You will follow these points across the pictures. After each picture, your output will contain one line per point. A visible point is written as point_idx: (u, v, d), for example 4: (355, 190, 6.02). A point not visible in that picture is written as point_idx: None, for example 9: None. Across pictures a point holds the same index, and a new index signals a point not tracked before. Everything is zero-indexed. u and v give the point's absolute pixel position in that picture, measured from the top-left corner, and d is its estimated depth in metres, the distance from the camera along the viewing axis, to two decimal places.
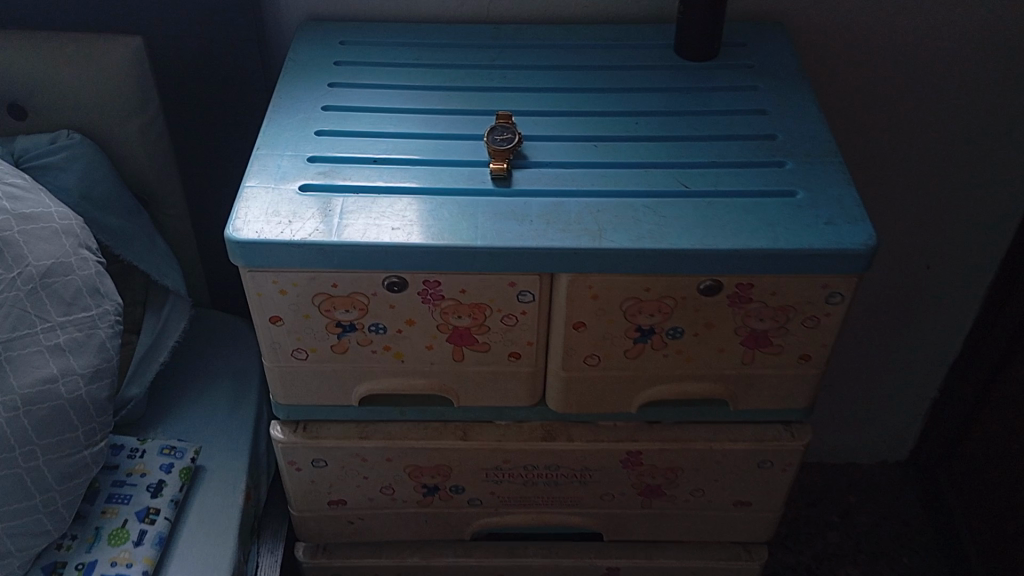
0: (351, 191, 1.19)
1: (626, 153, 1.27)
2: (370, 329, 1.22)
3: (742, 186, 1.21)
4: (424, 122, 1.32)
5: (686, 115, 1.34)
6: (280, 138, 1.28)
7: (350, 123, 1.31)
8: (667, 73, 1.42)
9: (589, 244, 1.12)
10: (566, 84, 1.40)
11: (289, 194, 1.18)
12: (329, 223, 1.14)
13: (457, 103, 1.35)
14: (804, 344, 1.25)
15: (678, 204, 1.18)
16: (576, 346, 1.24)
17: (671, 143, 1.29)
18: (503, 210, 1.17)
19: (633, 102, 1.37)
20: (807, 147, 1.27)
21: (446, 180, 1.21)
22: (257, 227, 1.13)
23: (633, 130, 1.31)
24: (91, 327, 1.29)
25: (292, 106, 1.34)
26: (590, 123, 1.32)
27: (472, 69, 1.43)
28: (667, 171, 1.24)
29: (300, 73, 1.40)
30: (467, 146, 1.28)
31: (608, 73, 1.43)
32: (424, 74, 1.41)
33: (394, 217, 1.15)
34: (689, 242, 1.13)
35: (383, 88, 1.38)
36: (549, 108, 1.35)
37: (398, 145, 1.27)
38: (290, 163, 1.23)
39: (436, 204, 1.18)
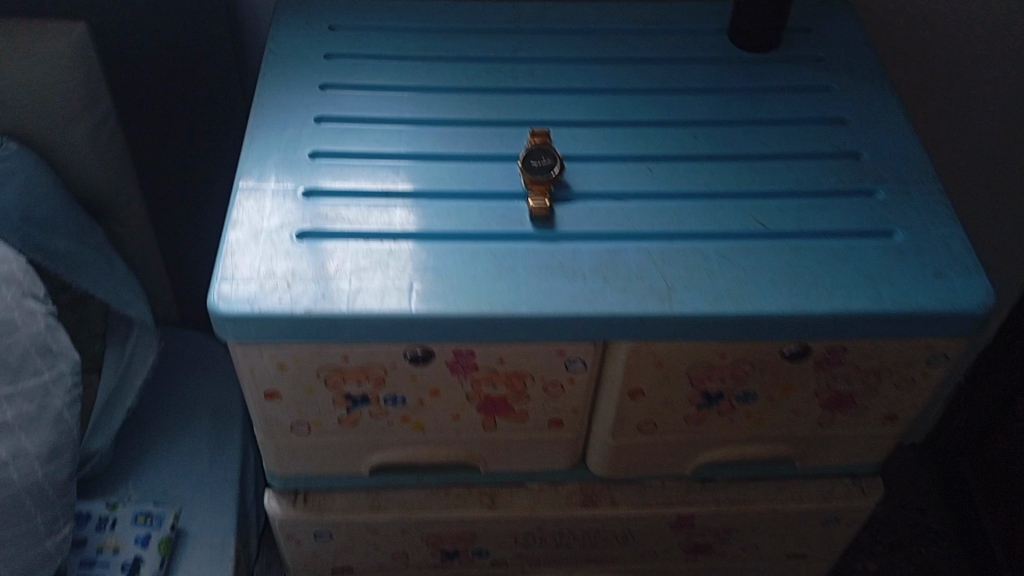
0: (360, 238, 0.97)
1: (689, 179, 1.05)
2: (386, 401, 1.02)
3: (831, 224, 1.01)
4: (442, 139, 1.08)
5: (753, 127, 1.11)
6: (265, 163, 1.04)
7: (350, 141, 1.07)
8: (724, 67, 1.19)
9: (658, 310, 0.92)
10: (605, 83, 1.16)
11: (284, 245, 0.95)
12: (337, 287, 0.92)
13: (478, 112, 1.12)
14: (892, 404, 1.08)
15: (757, 251, 0.98)
16: (630, 414, 1.05)
17: (739, 164, 1.07)
18: (549, 262, 0.96)
19: (688, 108, 1.14)
20: (900, 169, 1.07)
21: (475, 221, 1.00)
22: (249, 295, 0.90)
23: (693, 147, 1.09)
24: (44, 395, 1.08)
25: (279, 118, 1.09)
26: (640, 136, 1.10)
27: (491, 62, 1.18)
28: (739, 204, 1.03)
29: (284, 73, 1.15)
30: (496, 171, 1.05)
31: (655, 68, 1.19)
32: (434, 71, 1.16)
33: (417, 276, 0.94)
34: (778, 305, 0.93)
35: (387, 91, 1.14)
36: (589, 118, 1.12)
37: (412, 170, 1.05)
38: (280, 198, 1.00)
39: (467, 255, 0.96)
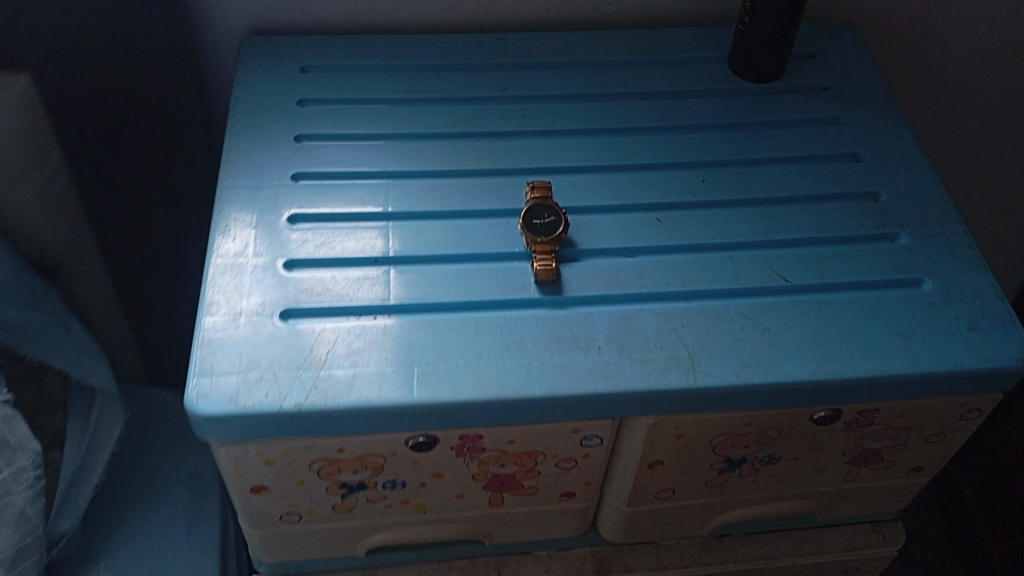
0: (351, 315, 0.88)
1: (700, 230, 0.98)
2: (384, 486, 0.94)
3: (855, 275, 0.95)
4: (432, 193, 1.00)
5: (763, 165, 1.05)
6: (240, 230, 0.94)
7: (331, 201, 0.98)
8: (726, 102, 1.12)
9: (682, 383, 0.85)
10: (602, 124, 1.09)
11: (268, 328, 0.86)
12: (329, 375, 0.83)
13: (469, 161, 1.03)
14: (920, 458, 1.02)
15: (781, 309, 0.91)
16: (648, 484, 0.98)
17: (753, 210, 1.01)
18: (559, 333, 0.88)
19: (692, 148, 1.06)
20: (920, 210, 1.01)
21: (475, 289, 0.91)
22: (232, 389, 0.81)
23: (702, 193, 1.02)
24: (5, 495, 0.99)
25: (251, 176, 0.99)
26: (645, 183, 1.02)
27: (478, 104, 1.10)
28: (756, 255, 0.96)
29: (253, 122, 1.05)
30: (492, 231, 0.97)
31: (653, 105, 1.11)
32: (417, 116, 1.08)
33: (416, 356, 0.85)
34: (809, 371, 0.86)
35: (367, 140, 1.05)
36: (589, 163, 1.04)
37: (403, 232, 0.96)
38: (260, 272, 0.91)
39: (469, 329, 0.88)
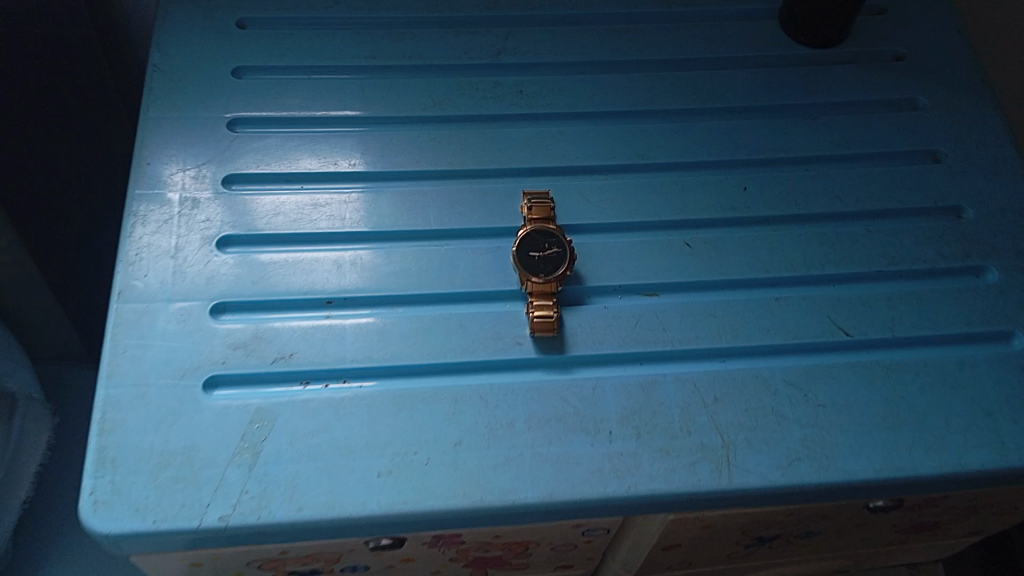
0: (296, 383, 0.70)
1: (739, 259, 0.78)
2: (343, 570, 0.77)
3: (932, 327, 0.76)
4: (406, 201, 0.79)
5: (819, 166, 0.84)
6: (155, 260, 0.74)
7: (272, 216, 0.77)
8: (776, 74, 0.89)
9: (713, 485, 0.67)
10: (620, 104, 0.86)
11: (189, 406, 0.68)
12: (264, 476, 0.65)
13: (450, 157, 0.82)
14: (984, 524, 0.85)
15: (839, 375, 0.73)
16: (661, 560, 0.81)
17: (805, 230, 0.80)
18: (560, 411, 0.70)
19: (733, 140, 0.85)
20: (1015, 233, 0.80)
21: (454, 345, 0.72)
22: (140, 497, 0.64)
23: (743, 207, 0.81)
24: None
25: (167, 180, 0.78)
26: (672, 191, 0.81)
27: (461, 75, 0.87)
28: (809, 297, 0.77)
29: (174, 101, 0.83)
30: (478, 259, 0.76)
31: (684, 77, 0.89)
32: (384, 93, 0.85)
33: (377, 446, 0.67)
34: (871, 466, 0.69)
35: (318, 128, 0.83)
36: (602, 162, 0.82)
37: (364, 261, 0.76)
38: (179, 324, 0.71)
39: (445, 406, 0.69)
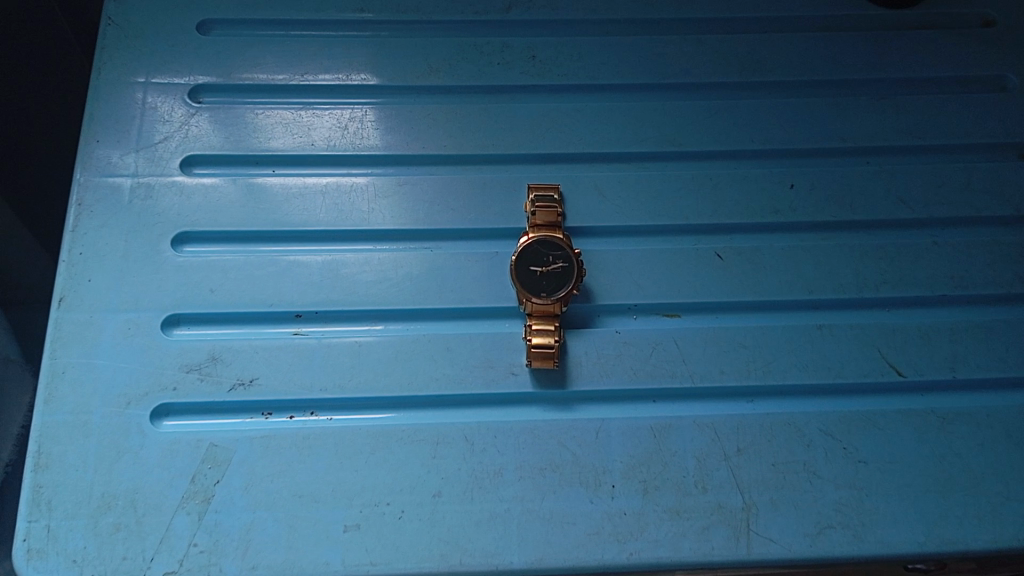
0: (257, 414, 0.61)
1: (778, 276, 0.67)
2: None
3: (1000, 367, 0.65)
4: (394, 193, 0.68)
5: (881, 160, 0.71)
6: (101, 261, 0.64)
7: (234, 208, 0.67)
8: (839, 40, 0.75)
9: (728, 556, 0.58)
10: (649, 76, 0.73)
11: (135, 440, 0.60)
12: (215, 527, 0.58)
13: (446, 138, 0.70)
14: None
15: (885, 425, 0.63)
16: None
17: (859, 242, 0.68)
18: (556, 459, 0.60)
19: (781, 125, 0.72)
20: None
21: (439, 374, 0.63)
22: (77, 546, 0.57)
23: (788, 209, 0.69)
24: None
25: (118, 162, 0.68)
26: (705, 188, 0.69)
27: (464, 34, 0.74)
28: (857, 326, 0.66)
29: (131, 63, 0.71)
30: (471, 267, 0.66)
31: (728, 41, 0.75)
32: (372, 57, 0.73)
33: (344, 495, 0.59)
34: (915, 538, 0.59)
35: (295, 100, 0.72)
36: (623, 149, 0.71)
37: (341, 266, 0.66)
38: (126, 339, 0.62)
39: (424, 448, 0.60)
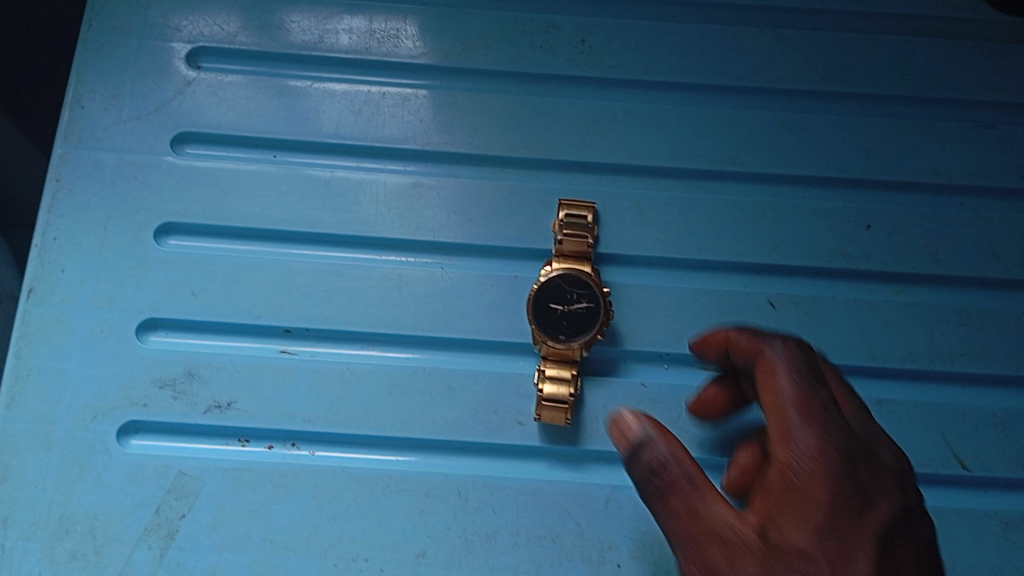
0: (233, 440, 0.56)
1: (837, 335, 0.58)
2: None
3: None
4: (407, 195, 0.60)
5: (978, 203, 0.61)
6: (76, 250, 0.58)
7: (226, 199, 0.59)
8: (948, 49, 0.63)
9: None
10: (717, 75, 0.62)
11: (100, 460, 0.55)
12: (177, 567, 0.53)
13: (473, 135, 0.61)
14: None
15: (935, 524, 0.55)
16: None
17: (937, 301, 0.59)
18: (557, 527, 0.54)
19: (866, 149, 0.61)
20: None
21: (436, 416, 0.56)
22: (30, 572, 0.52)
23: (860, 255, 0.59)
24: None
25: (102, 134, 0.60)
26: (766, 220, 0.60)
27: (506, 6, 0.64)
28: (920, 404, 0.57)
29: (123, 14, 0.62)
30: (484, 293, 0.58)
31: (817, 38, 0.63)
32: (397, 27, 0.63)
33: (320, 546, 0.54)
34: None
35: (305, 72, 0.62)
36: (676, 164, 0.61)
37: (339, 277, 0.58)
38: (97, 344, 0.57)
39: (412, 500, 0.54)
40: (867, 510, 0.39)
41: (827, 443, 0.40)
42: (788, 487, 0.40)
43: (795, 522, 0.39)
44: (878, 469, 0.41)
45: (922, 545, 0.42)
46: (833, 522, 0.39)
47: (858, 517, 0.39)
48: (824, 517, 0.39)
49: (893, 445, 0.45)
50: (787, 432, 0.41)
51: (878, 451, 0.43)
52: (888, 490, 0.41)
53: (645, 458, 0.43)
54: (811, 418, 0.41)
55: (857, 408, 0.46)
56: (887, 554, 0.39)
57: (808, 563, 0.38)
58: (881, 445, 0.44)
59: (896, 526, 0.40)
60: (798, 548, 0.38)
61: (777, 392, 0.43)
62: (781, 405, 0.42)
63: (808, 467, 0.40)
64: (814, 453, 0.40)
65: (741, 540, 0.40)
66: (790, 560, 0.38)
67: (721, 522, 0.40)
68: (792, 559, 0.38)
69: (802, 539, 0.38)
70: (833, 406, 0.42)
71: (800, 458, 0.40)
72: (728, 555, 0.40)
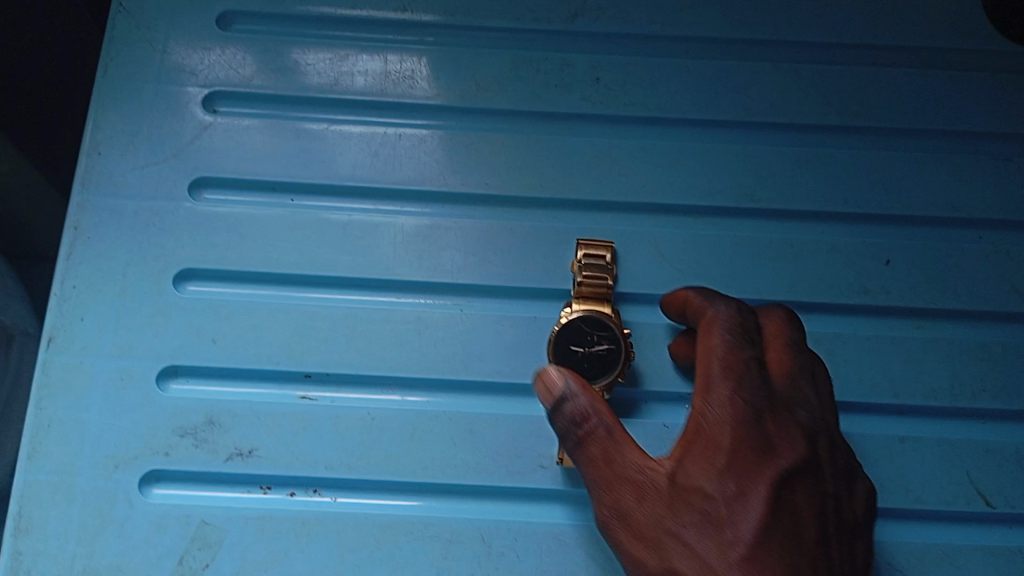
0: (254, 487, 0.56)
1: (859, 372, 0.58)
2: None
3: None
4: (425, 236, 0.60)
5: (998, 236, 0.61)
6: (96, 297, 0.58)
7: (244, 244, 0.60)
8: (963, 82, 0.63)
9: None
10: (733, 111, 0.62)
11: (122, 510, 0.55)
12: None
13: (489, 175, 0.61)
14: None
15: (960, 563, 0.55)
16: None
17: (957, 336, 0.59)
18: (581, 571, 0.54)
19: (883, 183, 0.61)
20: None
21: (458, 460, 0.56)
22: None
23: (880, 291, 0.59)
24: None
25: (119, 180, 0.60)
26: (785, 257, 0.60)
27: (521, 45, 0.64)
28: (943, 441, 0.57)
29: (139, 59, 0.63)
30: (503, 334, 0.58)
31: (832, 73, 0.63)
32: (412, 68, 0.63)
33: None
34: None
35: (321, 114, 0.63)
36: (693, 201, 0.61)
37: (358, 320, 0.58)
38: (118, 392, 0.57)
39: (434, 546, 0.54)
40: (768, 458, 0.46)
41: (738, 399, 0.47)
42: (699, 431, 0.47)
43: (700, 465, 0.46)
44: (786, 423, 0.47)
45: (825, 475, 0.48)
46: (732, 468, 0.45)
47: (758, 462, 0.45)
48: (726, 460, 0.45)
49: (816, 401, 0.50)
50: (707, 386, 0.48)
51: (794, 407, 0.49)
52: (792, 443, 0.47)
53: (566, 411, 0.49)
54: (729, 375, 0.48)
55: (792, 367, 0.50)
56: (782, 497, 0.45)
57: (706, 499, 0.45)
58: (801, 401, 0.49)
59: (797, 472, 0.46)
60: (701, 489, 0.46)
61: (706, 350, 0.49)
62: (708, 362, 0.49)
63: (717, 417, 0.47)
64: (726, 406, 0.47)
65: (650, 480, 0.47)
66: (689, 496, 0.46)
67: (632, 467, 0.48)
68: (693, 492, 0.46)
69: (704, 481, 0.46)
70: (753, 363, 0.49)
71: (712, 409, 0.47)
72: (637, 495, 0.47)
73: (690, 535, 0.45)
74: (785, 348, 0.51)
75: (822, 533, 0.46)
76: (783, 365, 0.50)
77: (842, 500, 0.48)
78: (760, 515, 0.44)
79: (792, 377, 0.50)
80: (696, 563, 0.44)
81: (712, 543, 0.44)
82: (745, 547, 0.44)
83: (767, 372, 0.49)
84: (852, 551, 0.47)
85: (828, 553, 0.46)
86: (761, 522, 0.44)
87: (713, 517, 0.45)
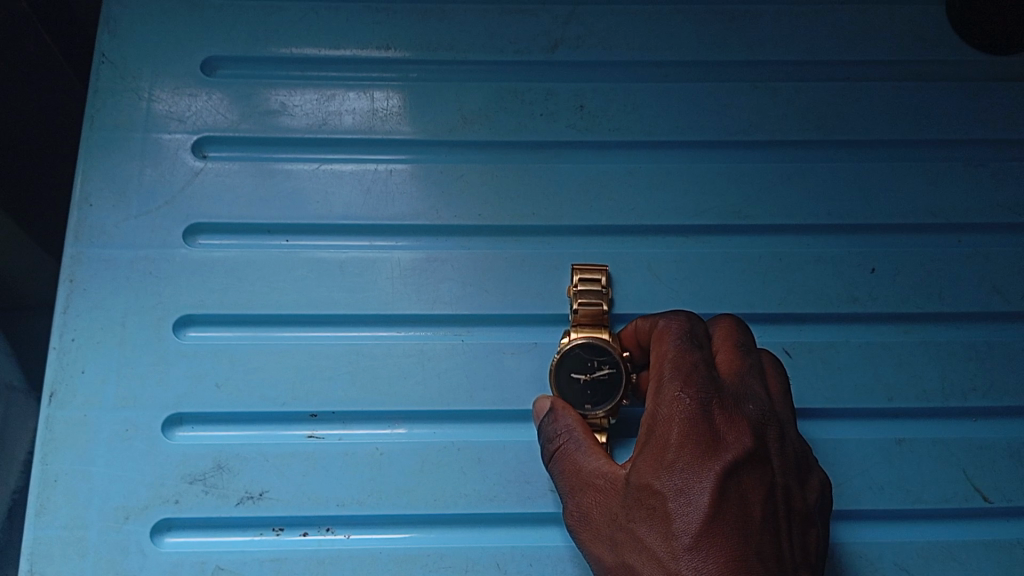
0: (267, 530, 0.56)
1: (852, 379, 0.59)
2: None
3: None
4: (422, 270, 0.61)
5: (976, 239, 0.63)
6: (96, 349, 0.58)
7: (242, 287, 0.60)
8: (933, 92, 0.65)
9: None
10: (715, 132, 0.64)
11: (135, 562, 0.54)
12: None
13: (482, 206, 0.62)
14: None
15: (963, 558, 0.57)
16: None
17: (945, 338, 0.61)
18: None
19: (863, 194, 0.63)
20: None
21: (468, 489, 0.56)
22: None
23: (868, 299, 0.61)
24: None
25: (113, 231, 0.60)
26: (774, 271, 0.61)
27: (504, 77, 0.65)
28: (939, 441, 0.59)
29: (126, 110, 0.63)
30: (505, 362, 0.59)
31: (808, 90, 0.65)
32: (398, 104, 0.64)
33: None
34: None
35: (311, 154, 0.63)
36: (682, 221, 0.62)
37: (361, 357, 0.59)
38: (124, 444, 0.57)
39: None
40: (716, 450, 0.45)
41: (684, 397, 0.47)
42: (652, 430, 0.47)
43: (649, 463, 0.46)
44: (735, 415, 0.47)
45: (777, 466, 0.47)
46: (678, 464, 0.45)
47: (706, 454, 0.45)
48: (675, 455, 0.45)
49: (767, 397, 0.50)
50: (658, 388, 0.48)
51: (744, 401, 0.48)
52: (741, 434, 0.46)
53: (548, 427, 0.54)
54: (678, 375, 0.48)
55: (742, 367, 0.50)
56: (731, 488, 0.44)
57: (654, 495, 0.45)
58: (753, 397, 0.49)
59: (747, 463, 0.45)
60: (652, 486, 0.45)
61: (659, 357, 0.50)
62: (660, 367, 0.49)
63: (665, 416, 0.47)
64: (674, 404, 0.47)
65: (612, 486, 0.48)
66: (641, 494, 0.46)
67: (595, 473, 0.50)
68: (646, 490, 0.46)
69: (653, 477, 0.46)
70: (703, 364, 0.49)
71: (662, 408, 0.47)
72: (598, 497, 0.49)
73: (642, 532, 0.45)
74: (733, 352, 0.51)
75: (774, 525, 0.45)
76: (733, 365, 0.50)
77: (796, 491, 0.47)
78: (705, 505, 0.43)
79: (742, 375, 0.50)
80: (648, 560, 0.44)
81: (660, 538, 0.44)
82: (693, 540, 0.43)
83: (717, 371, 0.50)
84: (804, 542, 0.46)
85: (779, 544, 0.44)
86: (708, 513, 0.43)
87: (660, 512, 0.44)
